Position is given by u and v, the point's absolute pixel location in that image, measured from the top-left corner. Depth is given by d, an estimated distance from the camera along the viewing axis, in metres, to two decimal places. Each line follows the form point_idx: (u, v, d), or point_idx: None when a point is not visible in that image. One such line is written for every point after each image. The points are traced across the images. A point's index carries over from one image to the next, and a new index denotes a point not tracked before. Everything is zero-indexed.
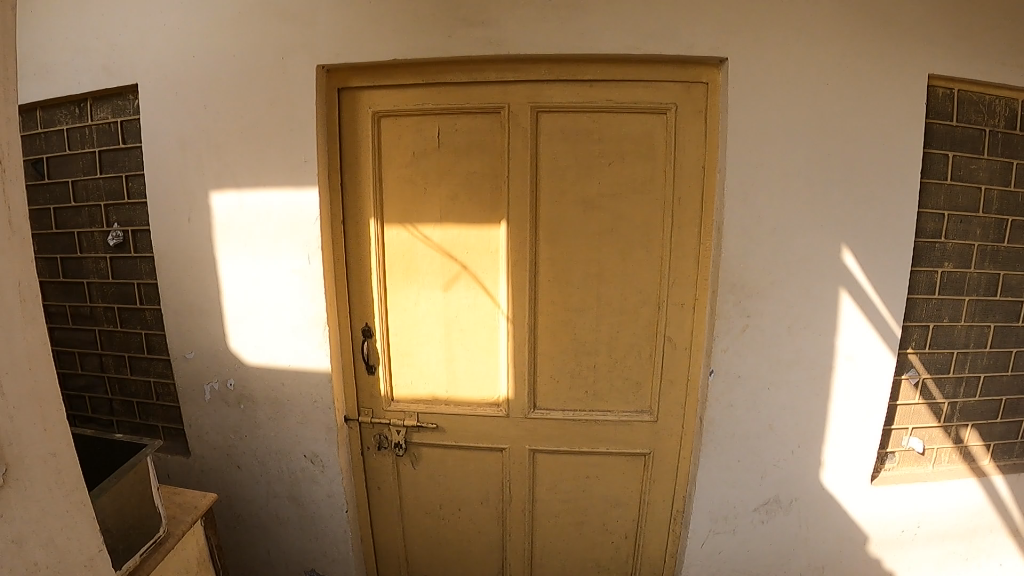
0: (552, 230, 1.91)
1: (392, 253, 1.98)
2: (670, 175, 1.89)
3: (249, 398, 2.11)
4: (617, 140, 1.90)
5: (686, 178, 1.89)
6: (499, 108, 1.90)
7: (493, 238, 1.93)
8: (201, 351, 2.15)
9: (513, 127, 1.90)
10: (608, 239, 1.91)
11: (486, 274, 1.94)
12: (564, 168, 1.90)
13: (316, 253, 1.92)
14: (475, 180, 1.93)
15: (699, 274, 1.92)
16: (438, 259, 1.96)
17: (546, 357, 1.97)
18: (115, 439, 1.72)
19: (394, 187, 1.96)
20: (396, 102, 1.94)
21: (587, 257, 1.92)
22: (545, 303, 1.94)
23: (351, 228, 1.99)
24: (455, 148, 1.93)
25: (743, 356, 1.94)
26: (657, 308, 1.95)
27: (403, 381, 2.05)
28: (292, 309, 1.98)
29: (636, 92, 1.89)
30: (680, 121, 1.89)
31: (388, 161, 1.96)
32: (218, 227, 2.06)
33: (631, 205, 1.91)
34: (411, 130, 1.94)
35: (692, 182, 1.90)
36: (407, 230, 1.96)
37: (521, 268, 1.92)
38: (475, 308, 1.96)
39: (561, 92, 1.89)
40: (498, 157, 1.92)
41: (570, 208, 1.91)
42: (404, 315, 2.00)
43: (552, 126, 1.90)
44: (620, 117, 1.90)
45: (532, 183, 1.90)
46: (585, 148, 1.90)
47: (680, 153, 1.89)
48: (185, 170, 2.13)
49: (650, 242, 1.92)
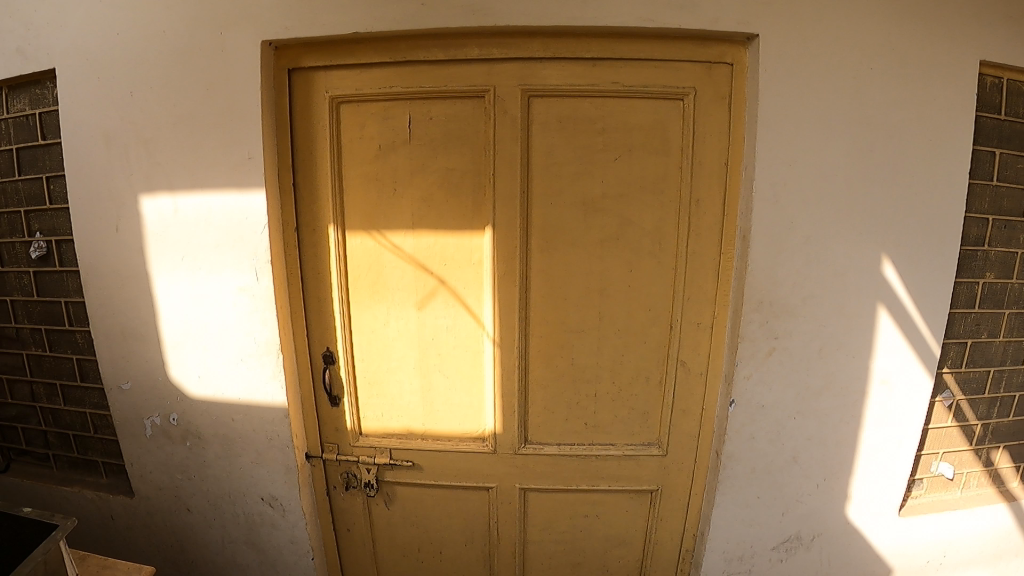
0: (545, 237, 1.62)
1: (356, 266, 1.68)
2: (687, 172, 1.64)
3: (195, 434, 1.83)
4: (621, 132, 1.62)
5: (705, 179, 1.64)
6: (483, 92, 1.59)
7: (476, 248, 1.64)
8: (140, 381, 1.87)
9: (499, 114, 1.59)
10: (611, 248, 1.63)
11: (468, 291, 1.65)
12: (560, 164, 1.61)
13: (265, 268, 1.62)
14: (454, 178, 1.63)
15: (716, 289, 1.67)
16: (410, 272, 1.66)
17: (539, 386, 1.69)
18: (24, 516, 1.39)
19: (357, 187, 1.65)
20: (358, 86, 1.61)
21: (587, 270, 1.63)
22: (538, 324, 1.65)
23: (308, 236, 1.68)
24: (430, 140, 1.62)
25: (768, 384, 1.71)
26: (670, 327, 1.68)
27: (372, 413, 1.76)
28: (239, 334, 1.68)
29: (647, 73, 1.61)
30: (698, 109, 1.64)
31: (350, 157, 1.64)
32: (150, 237, 1.74)
33: (638, 208, 1.63)
34: (377, 119, 1.62)
35: (711, 184, 1.65)
36: (373, 238, 1.66)
37: (510, 282, 1.62)
38: (455, 329, 1.67)
39: (556, 73, 1.59)
40: (482, 150, 1.62)
41: (567, 211, 1.61)
42: (372, 338, 1.71)
43: (546, 114, 1.60)
44: (625, 104, 1.62)
45: (522, 182, 1.60)
46: (585, 141, 1.61)
47: (698, 148, 1.64)
48: (111, 170, 1.80)
49: (659, 252, 1.64)
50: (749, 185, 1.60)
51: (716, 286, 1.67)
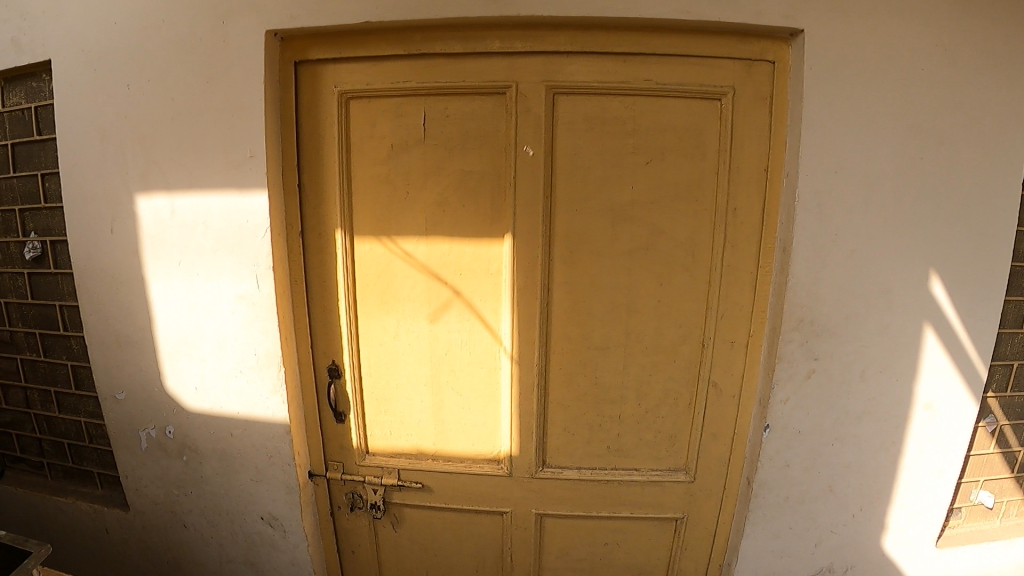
0: (569, 247, 1.49)
1: (364, 274, 1.56)
2: (724, 178, 1.53)
3: (193, 448, 1.74)
4: (652, 135, 1.51)
5: (743, 187, 1.54)
6: (504, 88, 1.47)
7: (494, 257, 1.51)
8: (135, 392, 1.77)
9: (522, 113, 1.46)
10: (640, 259, 1.50)
11: (485, 303, 1.53)
12: (587, 168, 1.48)
13: (266, 275, 1.50)
14: (471, 181, 1.50)
15: (752, 306, 1.57)
16: (422, 281, 1.54)
17: (559, 406, 1.58)
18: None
19: (367, 189, 1.53)
20: (369, 80, 1.49)
21: (613, 283, 1.51)
22: (559, 341, 1.53)
23: (313, 241, 1.56)
24: (446, 139, 1.50)
25: (804, 409, 1.59)
26: (701, 346, 1.56)
27: (380, 431, 1.66)
28: (238, 345, 1.58)
29: (682, 70, 1.50)
30: (736, 111, 1.53)
31: (359, 157, 1.52)
32: (147, 241, 1.64)
33: (669, 218, 1.51)
34: (389, 116, 1.50)
35: (748, 192, 1.55)
36: (384, 244, 1.54)
37: (530, 294, 1.50)
38: (471, 344, 1.55)
39: (584, 70, 1.46)
40: (501, 151, 1.49)
41: (594, 219, 1.48)
42: (380, 351, 1.60)
43: (572, 113, 1.48)
44: (657, 105, 1.51)
45: (545, 186, 1.47)
46: (614, 142, 1.49)
47: (736, 153, 1.54)
48: (107, 168, 1.69)
49: (692, 265, 1.53)
50: (791, 195, 1.50)
51: (750, 303, 1.58)
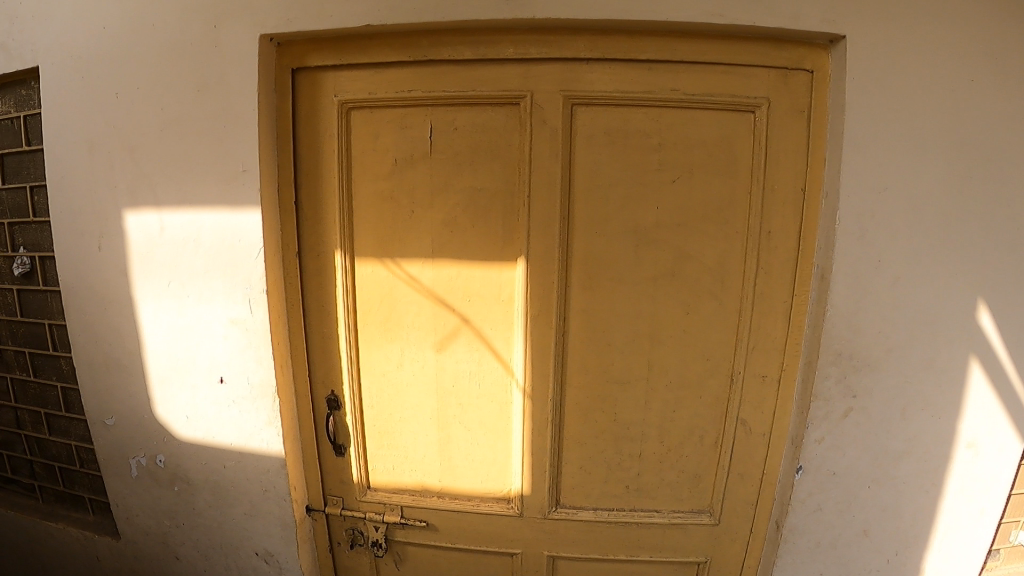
0: (589, 274, 1.36)
1: (366, 298, 1.45)
2: (758, 199, 1.40)
3: (184, 479, 1.64)
4: (680, 151, 1.38)
5: (778, 209, 1.43)
6: (519, 97, 1.33)
7: (506, 282, 1.38)
8: (124, 418, 1.67)
9: (537, 125, 1.33)
10: (665, 287, 1.38)
11: (496, 332, 1.40)
12: (609, 185, 1.35)
13: (259, 300, 1.39)
14: (482, 200, 1.36)
15: (787, 338, 1.46)
16: (428, 308, 1.42)
17: (575, 443, 1.46)
18: None
19: (367, 208, 1.40)
20: (372, 89, 1.37)
21: (636, 313, 1.38)
22: (576, 374, 1.41)
23: (310, 263, 1.45)
24: (454, 153, 1.36)
25: (840, 449, 1.47)
26: (730, 380, 1.44)
27: (382, 465, 1.55)
28: (231, 373, 1.47)
29: (712, 80, 1.37)
30: (771, 125, 1.40)
31: (360, 172, 1.40)
32: (135, 260, 1.54)
33: (697, 241, 1.38)
34: (392, 128, 1.38)
35: (784, 215, 1.42)
36: (387, 267, 1.42)
37: (544, 324, 1.37)
38: (480, 376, 1.44)
39: (606, 79, 1.33)
40: (515, 166, 1.35)
41: (616, 243, 1.35)
42: (383, 381, 1.48)
43: (592, 126, 1.35)
44: (685, 117, 1.38)
45: (563, 207, 1.33)
46: (639, 158, 1.36)
47: (771, 171, 1.41)
48: (96, 182, 1.59)
49: (721, 292, 1.41)
50: (832, 217, 1.36)
51: (784, 335, 1.46)
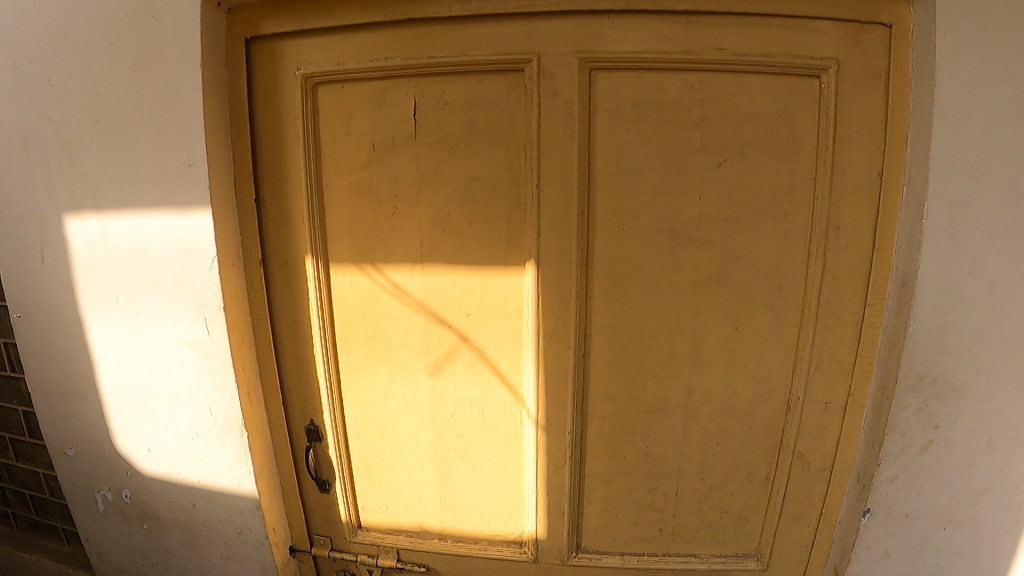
0: (614, 283, 1.11)
1: (344, 313, 1.20)
2: (822, 191, 1.15)
3: (153, 516, 1.45)
4: (726, 128, 1.10)
5: (847, 199, 1.16)
6: (522, 62, 1.04)
7: (514, 293, 1.12)
8: (85, 448, 1.48)
9: (547, 96, 1.03)
10: (710, 299, 1.16)
11: (501, 353, 1.16)
12: (639, 172, 1.07)
13: (217, 319, 1.17)
14: (478, 193, 1.08)
15: (857, 363, 1.22)
16: (419, 324, 1.16)
17: (599, 481, 1.25)
18: None
19: (340, 206, 1.14)
20: (341, 60, 1.11)
21: (672, 331, 1.16)
22: (599, 402, 1.20)
23: (276, 274, 1.21)
24: (443, 135, 1.09)
25: (917, 489, 1.22)
26: (787, 408, 1.27)
27: (373, 503, 1.34)
28: (192, 402, 1.27)
29: (767, 37, 1.09)
30: (841, 94, 1.12)
31: (330, 162, 1.14)
32: (80, 271, 1.32)
33: (750, 244, 1.16)
34: (368, 106, 1.11)
35: (855, 207, 1.16)
36: (367, 275, 1.16)
37: (560, 344, 1.13)
38: (484, 404, 1.21)
39: (636, 35, 1.03)
40: (519, 150, 1.06)
41: (648, 245, 1.10)
42: (370, 409, 1.26)
43: (619, 97, 1.05)
44: (734, 87, 1.10)
45: (581, 200, 1.05)
46: (676, 136, 1.08)
47: (841, 155, 1.14)
48: (30, 182, 1.35)
49: (777, 303, 1.20)
50: (919, 209, 1.08)
51: (854, 357, 1.23)
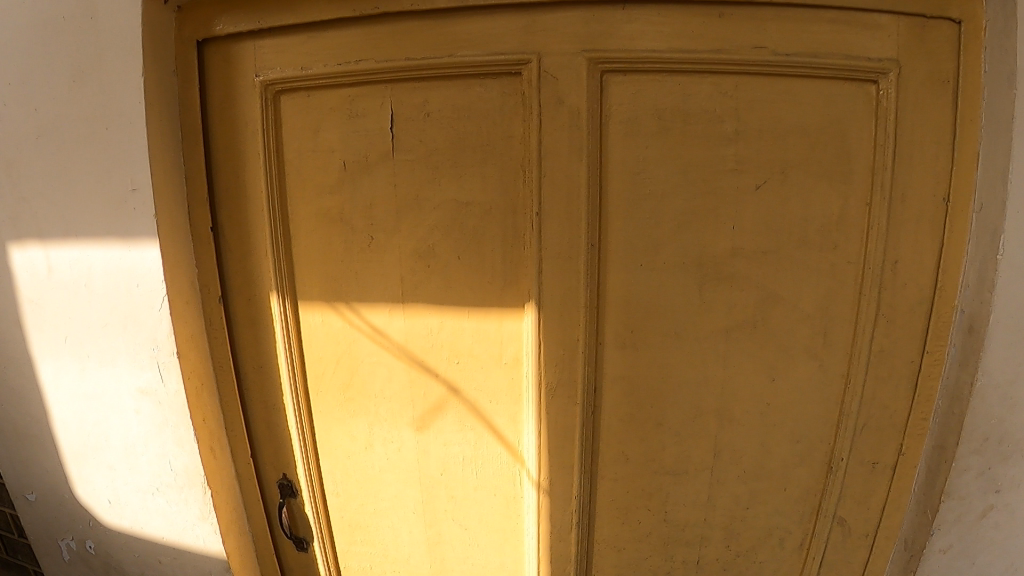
0: (629, 329, 0.95)
1: (316, 357, 1.03)
2: (878, 219, 0.98)
3: (119, 570, 1.33)
4: (767, 144, 0.92)
5: (906, 231, 0.99)
6: (520, 63, 0.84)
7: (512, 340, 0.95)
8: (45, 495, 1.35)
9: (550, 104, 0.83)
10: (740, 347, 1.01)
11: (497, 406, 1.00)
12: (662, 198, 0.89)
13: (171, 366, 1.02)
14: (467, 222, 0.90)
15: (910, 421, 1.07)
16: (402, 372, 1.00)
17: (610, 547, 1.10)
18: None
19: (307, 236, 0.97)
20: (305, 63, 0.92)
21: (695, 382, 1.01)
22: (612, 461, 1.05)
23: (239, 313, 1.05)
24: (425, 152, 0.89)
25: (972, 560, 1.08)
26: (827, 470, 1.14)
27: (356, 564, 1.19)
28: (150, 454, 1.12)
29: (816, 34, 0.90)
30: (901, 103, 0.95)
31: (294, 184, 0.96)
32: (26, 306, 1.17)
33: (791, 281, 0.99)
34: (337, 117, 0.92)
35: (917, 241, 0.99)
36: (341, 315, 0.99)
37: (566, 398, 0.97)
38: (478, 462, 1.05)
39: (659, 31, 0.84)
40: (515, 170, 0.87)
41: (670, 285, 0.94)
42: (349, 464, 1.10)
43: (638, 106, 0.86)
44: (777, 94, 0.91)
45: (591, 231, 0.87)
46: (707, 153, 0.89)
47: (899, 181, 0.98)
48: None
49: (821, 351, 1.05)
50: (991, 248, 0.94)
51: (909, 415, 1.07)
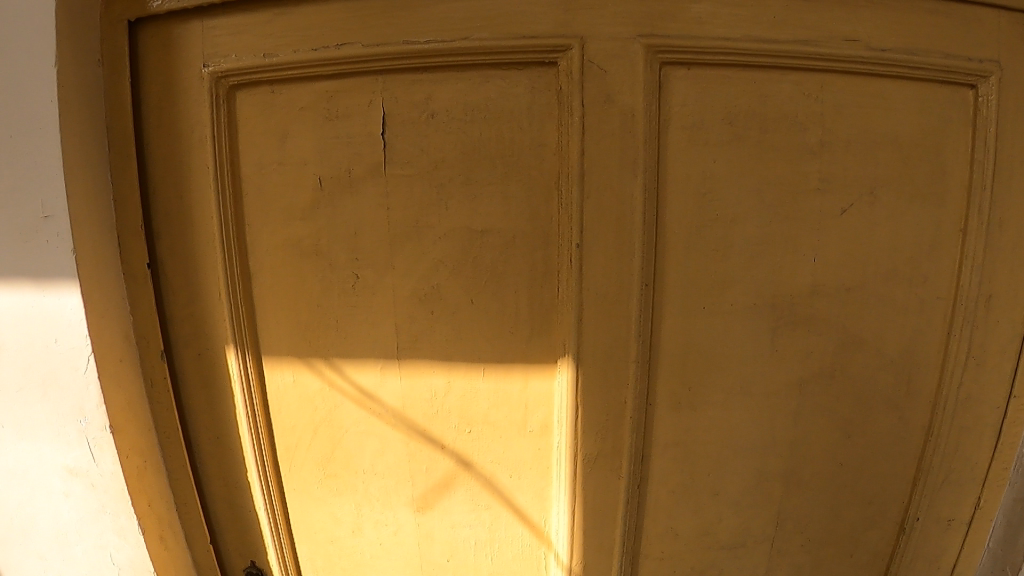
0: (686, 385, 0.77)
1: (288, 426, 0.81)
2: (976, 245, 0.82)
3: None
4: (855, 158, 0.75)
5: (1004, 260, 0.84)
6: (556, 51, 0.64)
7: (538, 405, 0.75)
8: None
9: (595, 104, 0.64)
10: (814, 402, 0.84)
11: (518, 482, 0.80)
12: (732, 226, 0.71)
13: (104, 443, 0.78)
14: (483, 257, 0.70)
15: (992, 472, 0.96)
16: (398, 444, 0.79)
17: None
18: None
19: (273, 274, 0.75)
20: (269, 49, 0.70)
21: (761, 444, 0.84)
22: (659, 539, 0.87)
23: (192, 370, 0.83)
24: (428, 166, 0.69)
25: None
26: (899, 531, 0.99)
27: None
28: (75, 552, 0.86)
29: (916, 21, 0.73)
30: (1007, 108, 0.79)
31: (256, 206, 0.74)
32: None
33: (874, 320, 0.82)
34: (312, 120, 0.71)
35: (1013, 277, 0.85)
36: (319, 375, 0.78)
37: (608, 472, 0.78)
38: (495, 547, 0.85)
39: (734, 14, 0.66)
40: (547, 189, 0.67)
41: (737, 330, 0.76)
42: (333, 551, 0.88)
43: (704, 109, 0.67)
44: (868, 96, 0.74)
45: (645, 268, 0.68)
46: (786, 168, 0.71)
47: (998, 202, 0.82)
48: None
49: (903, 401, 0.89)
50: None
51: (990, 464, 0.96)
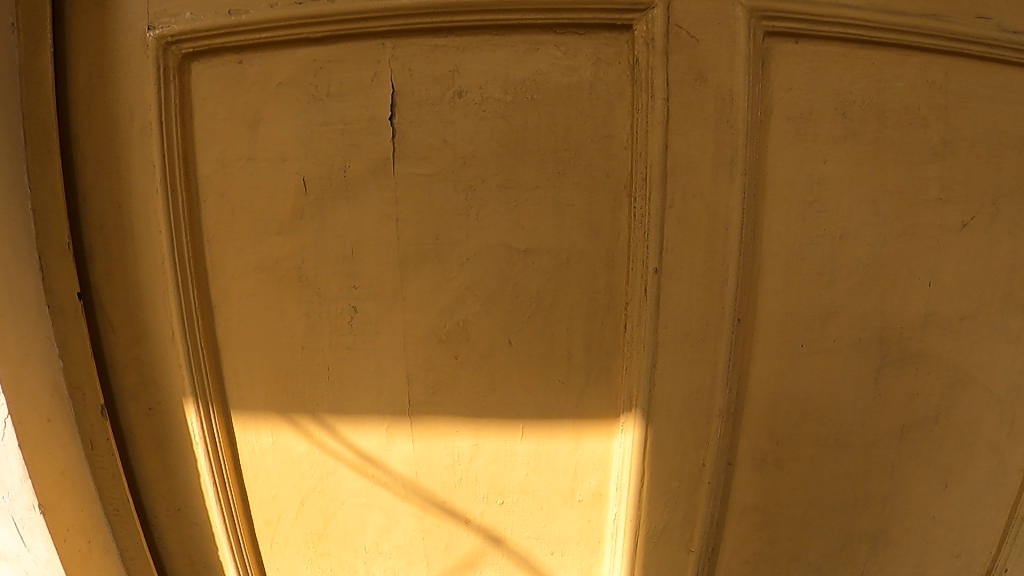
0: (770, 439, 0.62)
1: (267, 498, 0.64)
2: None
3: None
4: (983, 158, 0.60)
5: None
6: (632, 11, 0.48)
7: (590, 469, 0.59)
8: None
9: (680, 86, 0.49)
10: (913, 451, 0.69)
11: (563, 560, 0.63)
12: (838, 241, 0.56)
13: (33, 525, 0.59)
14: (526, 284, 0.53)
15: None
16: (409, 519, 0.62)
17: None
18: None
19: (246, 305, 0.57)
20: (236, 4, 0.51)
21: (852, 502, 0.69)
22: None
23: (146, 424, 0.64)
24: (454, 164, 0.51)
25: None
26: None
27: None
28: None
29: None
30: None
31: (223, 215, 0.56)
32: None
33: (987, 355, 0.68)
34: (298, 99, 0.53)
35: None
36: (306, 435, 0.60)
37: (676, 546, 0.62)
38: None
39: None
40: (615, 195, 0.52)
41: (836, 370, 0.60)
42: None
43: (812, 97, 0.53)
44: (1001, 79, 0.59)
45: (736, 296, 0.54)
46: (905, 168, 0.57)
47: None
48: None
49: (1007, 446, 0.74)
50: None
51: None
